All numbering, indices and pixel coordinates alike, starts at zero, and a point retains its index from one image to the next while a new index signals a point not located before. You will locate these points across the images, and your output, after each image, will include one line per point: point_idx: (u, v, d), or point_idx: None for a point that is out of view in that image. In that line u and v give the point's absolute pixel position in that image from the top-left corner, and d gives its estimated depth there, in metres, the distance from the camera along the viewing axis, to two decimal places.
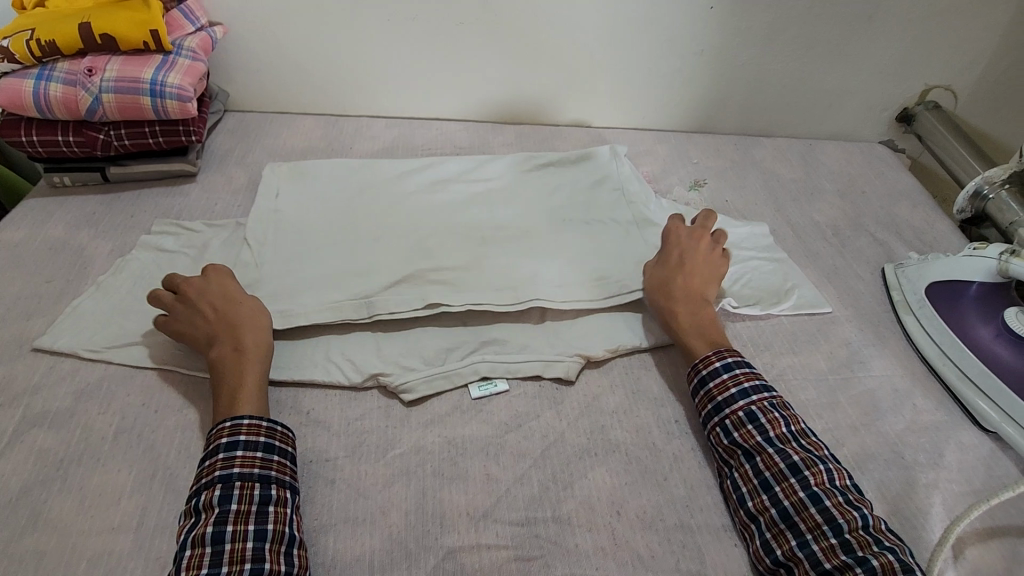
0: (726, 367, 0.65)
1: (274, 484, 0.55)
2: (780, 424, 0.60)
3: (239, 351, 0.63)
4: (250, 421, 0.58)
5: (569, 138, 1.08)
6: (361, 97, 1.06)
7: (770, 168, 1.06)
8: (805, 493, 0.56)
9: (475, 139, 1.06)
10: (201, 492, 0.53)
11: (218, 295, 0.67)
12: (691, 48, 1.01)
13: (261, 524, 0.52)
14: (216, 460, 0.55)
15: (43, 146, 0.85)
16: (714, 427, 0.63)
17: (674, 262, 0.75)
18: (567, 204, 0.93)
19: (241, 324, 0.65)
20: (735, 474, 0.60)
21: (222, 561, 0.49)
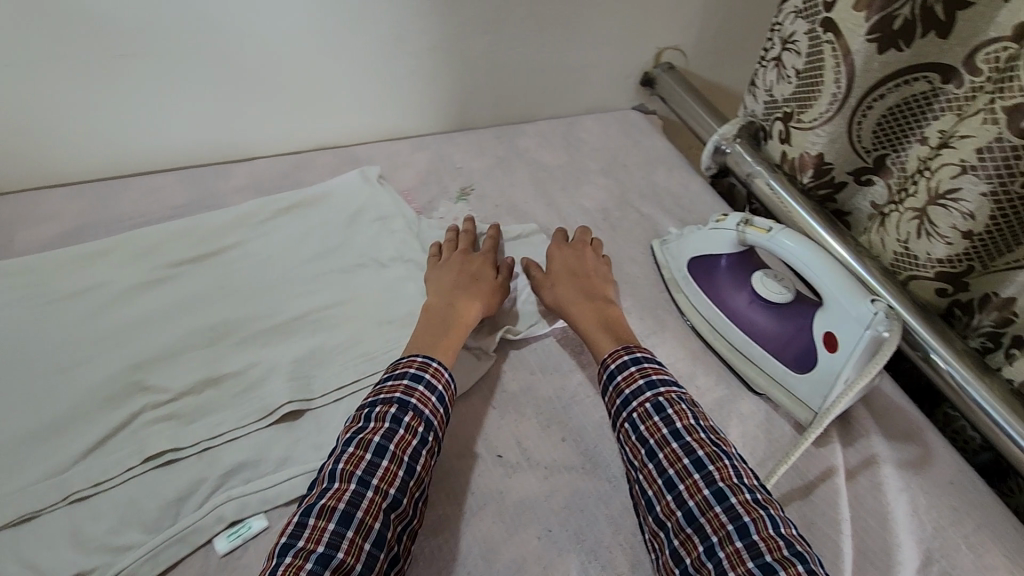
0: (635, 360, 0.63)
1: (433, 433, 0.58)
2: (687, 416, 0.58)
3: (451, 306, 0.69)
4: (437, 365, 0.61)
5: (313, 167, 0.93)
6: (11, 168, 0.80)
7: (536, 157, 1.01)
8: (710, 492, 0.52)
9: (192, 192, 0.86)
10: (377, 404, 0.57)
11: (478, 269, 0.76)
12: (422, 45, 0.91)
13: (412, 461, 0.55)
14: (401, 384, 0.59)
15: None
16: (622, 424, 0.60)
17: (563, 260, 0.78)
18: (318, 253, 0.79)
19: (477, 289, 0.72)
20: (640, 476, 0.57)
21: (375, 474, 0.52)
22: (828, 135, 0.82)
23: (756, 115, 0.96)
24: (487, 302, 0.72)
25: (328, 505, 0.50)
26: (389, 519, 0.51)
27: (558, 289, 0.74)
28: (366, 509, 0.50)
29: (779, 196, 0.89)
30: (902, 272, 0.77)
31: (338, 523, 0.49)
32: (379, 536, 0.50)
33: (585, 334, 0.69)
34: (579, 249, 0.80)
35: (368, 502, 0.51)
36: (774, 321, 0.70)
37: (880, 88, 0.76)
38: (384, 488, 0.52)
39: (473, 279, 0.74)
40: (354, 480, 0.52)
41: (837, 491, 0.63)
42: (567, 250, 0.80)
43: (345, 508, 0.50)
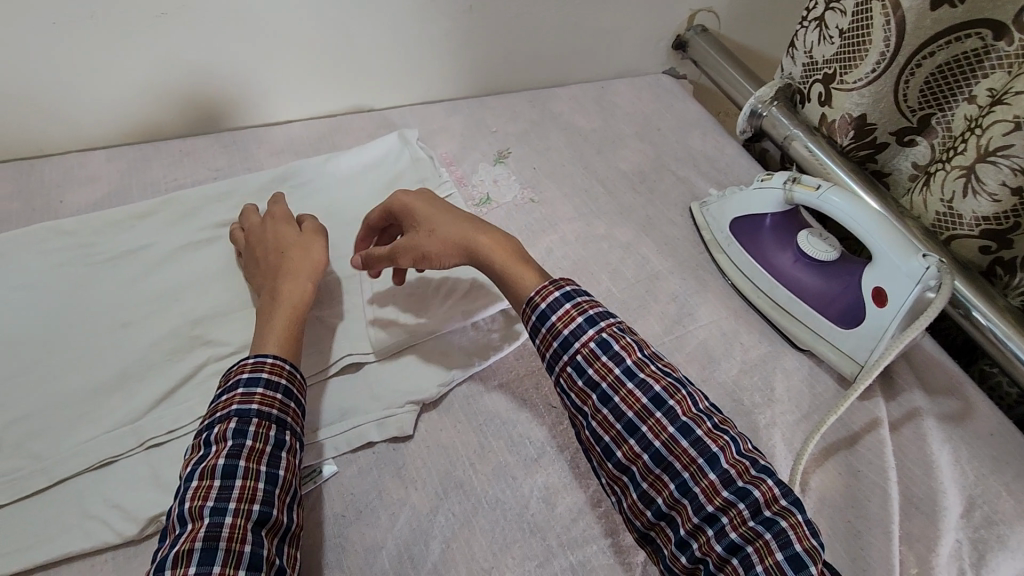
0: (567, 296, 0.56)
1: (288, 431, 0.53)
2: (634, 350, 0.55)
3: (275, 296, 0.61)
4: (273, 360, 0.55)
5: (350, 130, 0.93)
6: (53, 130, 0.80)
7: (570, 121, 1.01)
8: (674, 429, 0.51)
9: (232, 154, 0.86)
10: (213, 425, 0.51)
11: (280, 243, 0.67)
12: (456, 6, 0.90)
13: (273, 468, 0.50)
14: (234, 394, 0.52)
15: None
16: (564, 369, 0.55)
17: (420, 193, 0.65)
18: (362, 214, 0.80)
19: (298, 265, 0.64)
20: (595, 423, 0.54)
21: (231, 497, 0.47)
22: (871, 95, 0.82)
23: (794, 77, 0.96)
24: (311, 269, 0.64)
25: (183, 549, 0.44)
26: (261, 538, 0.47)
27: (435, 226, 0.63)
28: (229, 537, 0.45)
29: (817, 158, 0.89)
30: (943, 231, 0.78)
31: (200, 564, 0.44)
32: (253, 558, 0.45)
33: (499, 271, 0.60)
34: (418, 177, 0.67)
35: (229, 529, 0.46)
36: (818, 279, 0.72)
37: (930, 45, 0.75)
38: (245, 507, 0.47)
39: (282, 259, 0.64)
40: (205, 514, 0.46)
41: (883, 439, 0.65)
42: (411, 180, 0.66)
43: (205, 544, 0.45)
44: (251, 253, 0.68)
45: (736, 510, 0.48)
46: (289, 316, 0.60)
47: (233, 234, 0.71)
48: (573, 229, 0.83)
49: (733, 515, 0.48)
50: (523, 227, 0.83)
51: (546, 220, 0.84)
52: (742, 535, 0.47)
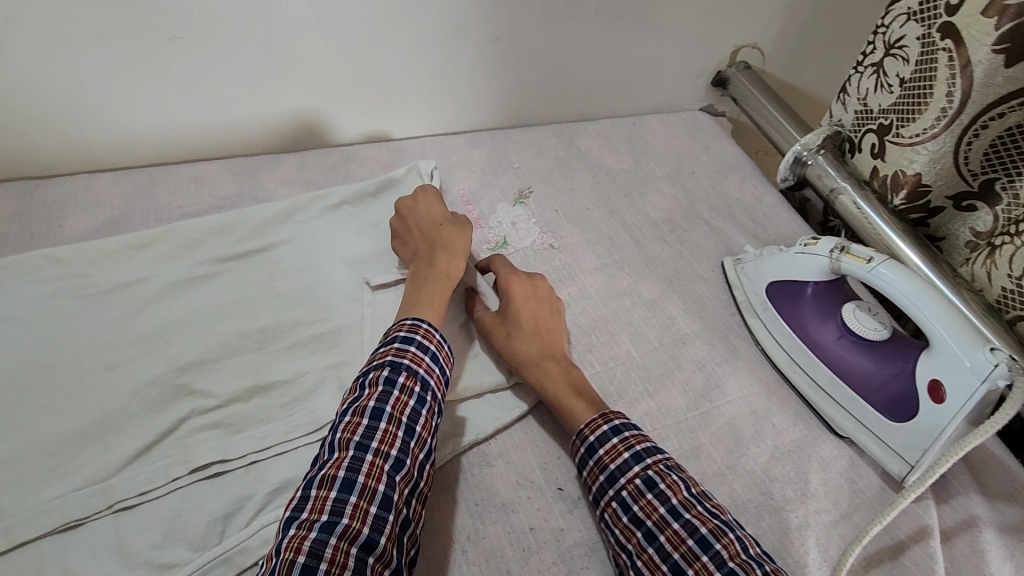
0: (614, 430, 0.56)
1: (430, 392, 0.55)
2: (682, 487, 0.52)
3: (432, 266, 0.65)
4: (427, 325, 0.58)
5: (366, 160, 0.89)
6: (63, 150, 0.77)
7: (598, 159, 0.95)
8: (722, 575, 0.46)
9: (243, 182, 0.83)
10: (369, 369, 0.54)
11: (438, 222, 0.71)
12: (486, 35, 0.86)
13: (410, 423, 0.52)
14: (392, 346, 0.55)
15: None
16: (610, 503, 0.53)
17: (521, 304, 0.66)
18: (370, 256, 0.75)
19: (449, 247, 0.68)
20: (639, 565, 0.49)
21: (374, 436, 0.49)
22: (929, 153, 0.74)
23: (845, 125, 0.89)
24: (462, 257, 0.68)
25: (328, 475, 0.47)
26: (394, 483, 0.48)
27: (515, 340, 0.64)
28: (369, 473, 0.47)
29: (866, 216, 0.81)
30: (1007, 310, 0.70)
31: (340, 491, 0.46)
32: (385, 499, 0.47)
33: (553, 400, 0.61)
34: (535, 291, 0.68)
35: (369, 466, 0.48)
36: (866, 360, 0.64)
37: (996, 108, 0.67)
38: (384, 450, 0.49)
39: (442, 234, 0.69)
40: (352, 446, 0.49)
41: (933, 554, 0.57)
42: (522, 291, 0.67)
43: (346, 474, 0.47)
44: (412, 222, 0.72)
45: None
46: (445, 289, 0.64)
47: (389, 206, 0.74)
48: (593, 282, 0.77)
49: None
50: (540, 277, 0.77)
51: (565, 269, 0.78)
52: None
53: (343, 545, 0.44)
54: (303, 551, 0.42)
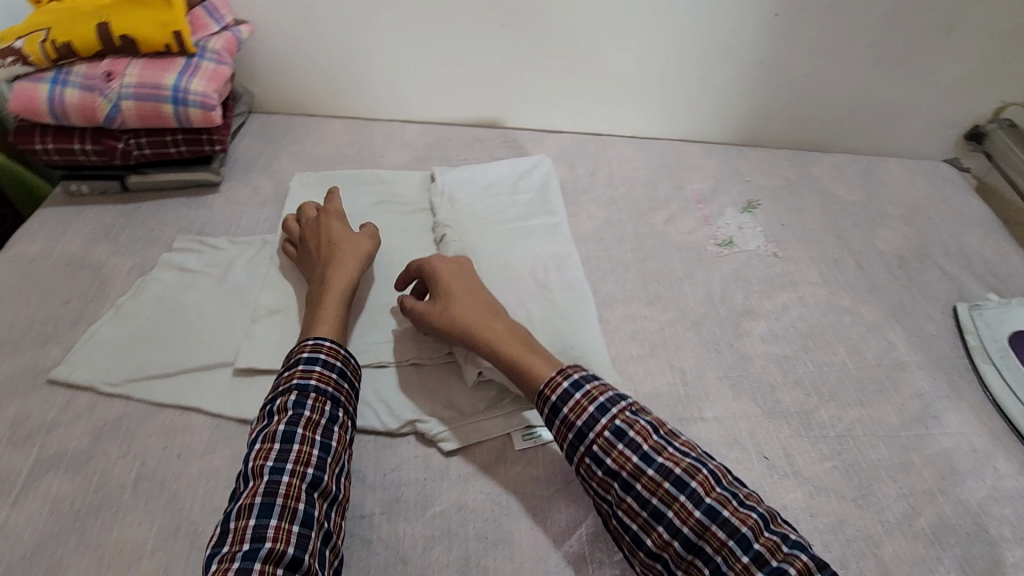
0: (576, 385, 0.56)
1: (342, 408, 0.57)
2: (650, 432, 0.53)
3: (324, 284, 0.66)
4: (331, 343, 0.60)
5: (612, 148, 1.01)
6: (392, 101, 1.01)
7: (829, 187, 0.98)
8: (701, 513, 0.49)
9: (513, 148, 0.99)
10: (276, 398, 0.56)
11: (320, 240, 0.71)
12: (750, 58, 0.94)
13: (326, 439, 0.54)
14: (296, 370, 0.57)
15: (60, 154, 0.78)
16: (582, 458, 0.54)
17: (450, 278, 0.66)
18: (611, 230, 0.87)
19: (334, 262, 0.68)
20: (620, 513, 0.52)
21: (288, 458, 0.51)
22: None
23: None
24: (346, 264, 0.68)
25: (245, 504, 0.49)
26: (312, 499, 0.51)
27: (454, 310, 0.63)
28: (286, 494, 0.49)
29: None
30: None
31: (258, 517, 0.48)
32: (305, 516, 0.49)
33: (508, 360, 0.60)
34: (455, 264, 0.69)
35: (285, 486, 0.50)
36: None
37: None
38: (299, 470, 0.51)
39: (333, 251, 0.69)
40: (265, 472, 0.51)
41: None
42: (445, 267, 0.67)
43: (263, 500, 0.49)
44: (304, 242, 0.72)
45: None
46: (342, 299, 0.65)
47: (292, 226, 0.76)
48: (814, 294, 0.81)
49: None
50: (761, 278, 0.83)
51: (787, 277, 0.83)
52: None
53: (268, 568, 0.46)
54: None
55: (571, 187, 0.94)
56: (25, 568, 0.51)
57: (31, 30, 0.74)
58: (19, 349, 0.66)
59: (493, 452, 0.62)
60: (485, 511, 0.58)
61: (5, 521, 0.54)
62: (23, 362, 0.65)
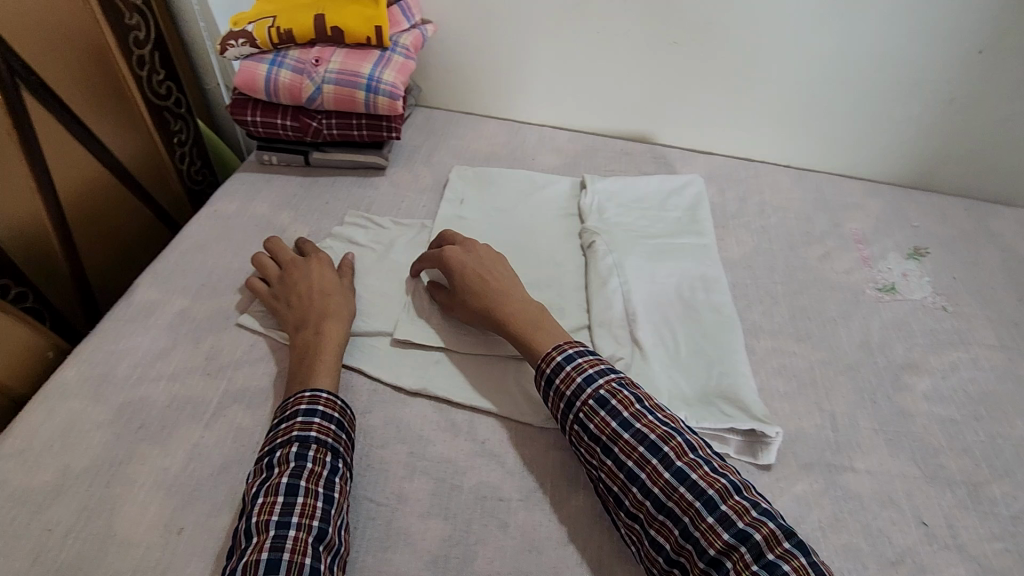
0: (568, 358, 0.60)
1: (341, 458, 0.57)
2: (632, 401, 0.57)
3: (320, 336, 0.66)
4: (327, 395, 0.60)
5: (764, 175, 0.98)
6: (548, 106, 1.05)
7: (1012, 244, 0.89)
8: (671, 475, 0.52)
9: (661, 163, 0.99)
10: (276, 450, 0.56)
11: (310, 282, 0.71)
12: (938, 95, 0.90)
13: (329, 490, 0.54)
14: (294, 422, 0.57)
15: (264, 127, 0.88)
16: (572, 425, 0.59)
17: (469, 266, 0.70)
18: (759, 257, 0.85)
19: (330, 312, 0.68)
20: (603, 475, 0.56)
21: (293, 511, 0.51)
22: None
23: None
24: (339, 314, 0.68)
25: (251, 560, 0.48)
26: (319, 553, 0.50)
27: (469, 298, 0.68)
28: (292, 549, 0.49)
29: None
30: None
31: (265, 574, 0.47)
32: (312, 572, 0.48)
33: (524, 345, 0.64)
34: (465, 250, 0.72)
35: (292, 541, 0.49)
36: None
37: None
38: (306, 522, 0.51)
39: (326, 302, 0.69)
40: (270, 527, 0.50)
41: None
42: (450, 254, 0.71)
43: (269, 556, 0.48)
44: (286, 283, 0.71)
45: (739, 553, 0.48)
46: (337, 352, 0.65)
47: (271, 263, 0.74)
48: (989, 357, 0.74)
49: (737, 559, 0.48)
50: (927, 331, 0.77)
51: (957, 334, 0.76)
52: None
53: None
54: None
55: (720, 209, 0.92)
56: (212, 485, 0.58)
57: (260, 16, 0.85)
58: (216, 292, 0.75)
59: None
60: None
61: (198, 440, 0.61)
62: (218, 304, 0.74)
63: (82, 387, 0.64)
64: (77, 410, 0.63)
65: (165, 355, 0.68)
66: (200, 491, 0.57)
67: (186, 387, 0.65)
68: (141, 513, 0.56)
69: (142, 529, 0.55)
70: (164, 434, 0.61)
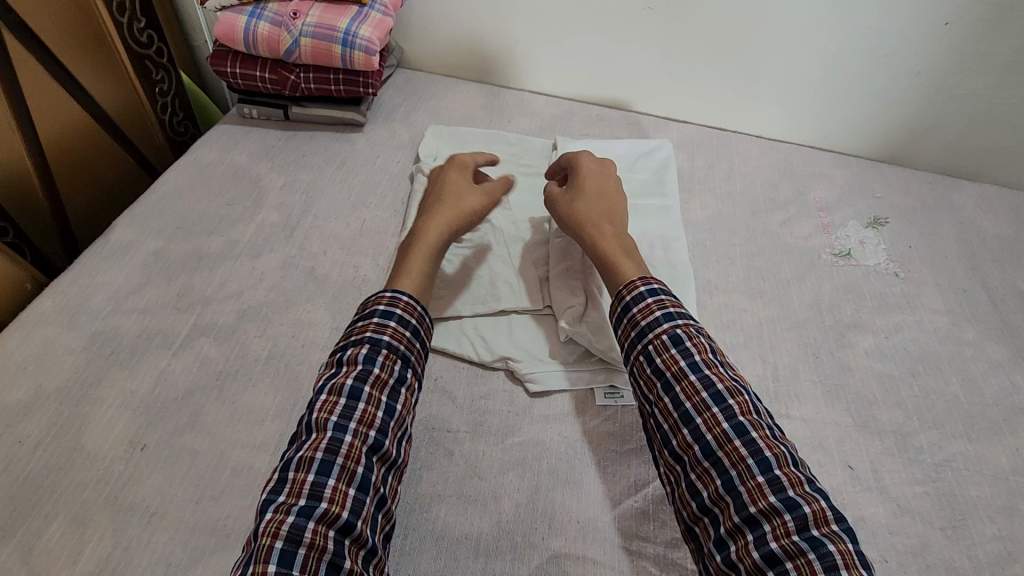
0: (651, 292, 0.60)
1: (410, 368, 0.58)
2: (706, 349, 0.56)
3: (422, 225, 0.69)
4: (408, 299, 0.60)
5: (736, 144, 1.00)
6: (527, 71, 1.07)
7: (972, 216, 0.91)
8: (729, 426, 0.51)
9: (636, 129, 1.01)
10: (347, 348, 0.56)
11: (443, 177, 0.76)
12: (906, 68, 0.91)
13: (392, 402, 0.54)
14: (370, 322, 0.58)
15: (243, 79, 0.90)
16: (636, 356, 0.58)
17: (590, 177, 0.74)
18: (722, 221, 0.87)
19: (442, 202, 0.72)
20: (656, 411, 0.55)
21: (353, 417, 0.52)
22: None
23: None
24: (448, 204, 0.72)
25: (306, 457, 0.49)
26: (372, 464, 0.51)
27: (577, 206, 0.71)
28: (346, 455, 0.50)
29: None
30: None
31: (317, 474, 0.48)
32: (362, 481, 0.49)
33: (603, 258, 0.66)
34: (599, 169, 0.76)
35: (347, 447, 0.50)
36: None
37: None
38: (363, 430, 0.51)
39: (443, 195, 0.73)
40: (328, 428, 0.51)
41: None
42: (590, 166, 0.75)
43: (324, 456, 0.49)
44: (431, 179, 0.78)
45: (781, 519, 0.46)
46: (438, 244, 0.68)
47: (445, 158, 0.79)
48: (933, 321, 0.77)
49: (777, 525, 0.46)
50: (876, 294, 0.79)
51: (906, 298, 0.79)
52: (783, 548, 0.45)
53: (321, 530, 0.46)
54: (280, 537, 0.45)
55: (688, 175, 0.94)
56: (175, 408, 0.61)
57: None
58: (191, 235, 0.78)
59: (574, 402, 0.65)
60: (560, 452, 0.61)
61: (165, 367, 0.64)
62: (193, 246, 0.76)
63: (58, 317, 0.68)
64: (52, 337, 0.66)
65: (138, 291, 0.71)
66: (165, 413, 0.60)
67: (156, 320, 0.68)
68: (108, 430, 0.59)
69: (109, 444, 0.58)
70: (133, 361, 0.64)
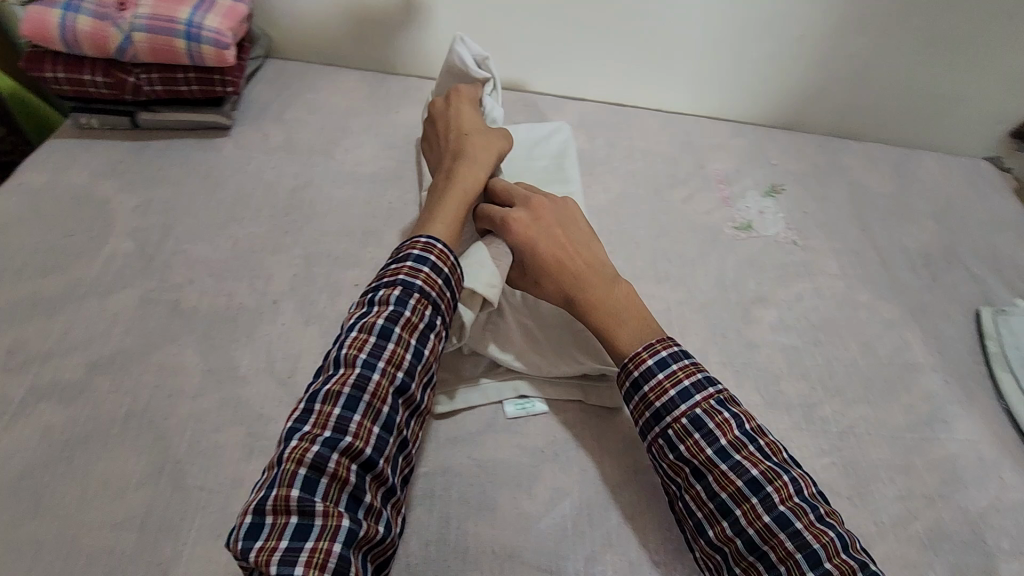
0: (661, 365, 0.55)
1: (440, 317, 0.56)
2: (732, 427, 0.52)
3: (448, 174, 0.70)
4: (441, 248, 0.59)
5: (635, 119, 0.98)
6: (412, 54, 0.99)
7: (861, 176, 0.94)
8: (771, 518, 0.48)
9: (532, 111, 0.96)
10: (378, 289, 0.55)
11: (456, 121, 0.75)
12: (789, 33, 0.91)
13: (420, 346, 0.54)
14: (403, 265, 0.57)
15: (70, 84, 0.77)
16: (656, 439, 0.54)
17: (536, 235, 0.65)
18: (626, 203, 0.85)
19: (464, 154, 0.72)
20: (687, 497, 0.52)
21: (382, 356, 0.51)
22: None
23: None
24: (478, 157, 0.72)
25: (333, 390, 0.49)
26: (397, 406, 0.51)
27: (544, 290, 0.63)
28: (373, 393, 0.50)
29: None
30: None
31: (343, 409, 0.48)
32: (387, 421, 0.50)
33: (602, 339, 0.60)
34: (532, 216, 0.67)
35: (374, 386, 0.50)
36: None
37: None
38: (391, 371, 0.51)
39: (463, 144, 0.72)
40: (357, 364, 0.51)
41: None
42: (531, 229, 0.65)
43: (350, 392, 0.49)
44: (440, 122, 0.77)
45: None
46: (462, 204, 0.67)
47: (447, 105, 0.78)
48: (831, 286, 0.78)
49: None
50: (778, 265, 0.80)
51: (804, 265, 0.80)
52: None
53: (344, 462, 0.47)
54: (304, 464, 0.46)
55: (588, 156, 0.91)
56: (12, 493, 0.52)
57: None
58: (20, 278, 0.66)
59: (483, 419, 0.61)
60: (470, 477, 0.57)
61: None
62: (24, 291, 0.65)
63: None
64: None
65: None
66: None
67: None
68: None
69: None
70: None
